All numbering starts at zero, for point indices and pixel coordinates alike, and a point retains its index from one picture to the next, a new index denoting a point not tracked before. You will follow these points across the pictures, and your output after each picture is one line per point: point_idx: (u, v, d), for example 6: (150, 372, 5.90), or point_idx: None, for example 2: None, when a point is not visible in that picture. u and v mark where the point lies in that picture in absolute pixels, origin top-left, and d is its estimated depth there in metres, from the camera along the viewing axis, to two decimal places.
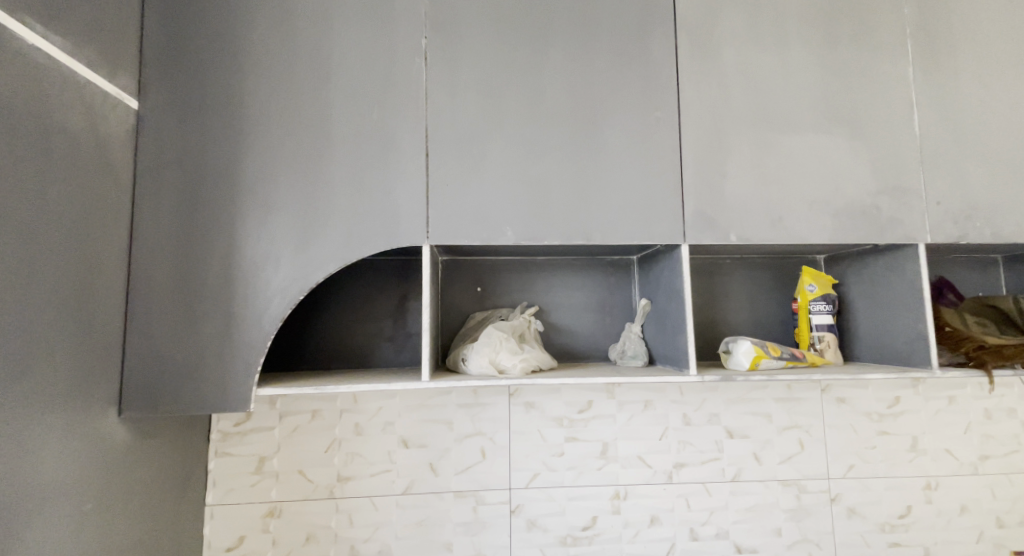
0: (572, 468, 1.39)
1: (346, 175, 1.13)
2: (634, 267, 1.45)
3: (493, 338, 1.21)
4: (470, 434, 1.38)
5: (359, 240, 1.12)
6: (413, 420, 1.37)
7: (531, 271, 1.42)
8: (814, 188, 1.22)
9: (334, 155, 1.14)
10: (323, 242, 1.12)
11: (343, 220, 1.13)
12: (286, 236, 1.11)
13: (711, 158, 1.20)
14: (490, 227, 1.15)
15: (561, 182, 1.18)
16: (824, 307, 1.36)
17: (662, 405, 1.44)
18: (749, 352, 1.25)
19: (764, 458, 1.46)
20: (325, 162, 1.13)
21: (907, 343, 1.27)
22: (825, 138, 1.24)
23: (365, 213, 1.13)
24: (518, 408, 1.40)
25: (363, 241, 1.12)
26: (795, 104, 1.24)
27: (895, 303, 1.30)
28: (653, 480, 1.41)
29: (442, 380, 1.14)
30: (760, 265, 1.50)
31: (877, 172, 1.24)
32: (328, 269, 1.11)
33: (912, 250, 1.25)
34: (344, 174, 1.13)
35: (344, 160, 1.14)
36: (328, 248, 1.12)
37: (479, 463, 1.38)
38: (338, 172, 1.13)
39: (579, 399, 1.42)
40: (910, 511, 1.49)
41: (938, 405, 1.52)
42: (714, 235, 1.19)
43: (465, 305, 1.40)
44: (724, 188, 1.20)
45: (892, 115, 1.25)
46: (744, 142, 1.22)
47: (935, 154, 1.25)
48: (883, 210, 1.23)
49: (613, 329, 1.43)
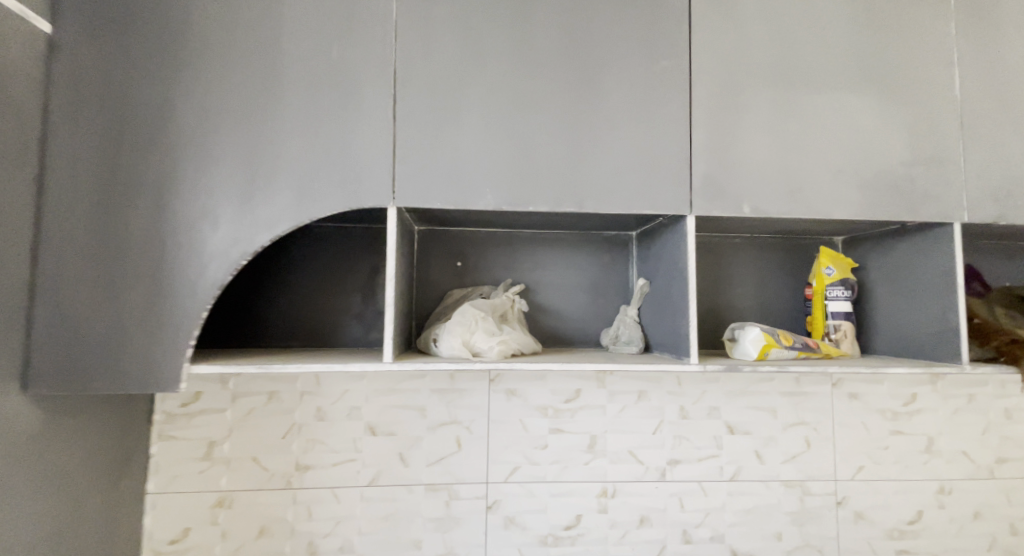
0: (556, 462, 1.26)
1: (301, 126, 0.98)
2: (632, 244, 1.30)
3: (468, 317, 1.08)
4: (445, 422, 1.24)
5: (314, 201, 0.97)
6: (382, 406, 1.24)
7: (518, 245, 1.28)
8: (839, 155, 1.07)
9: (286, 98, 0.98)
10: (271, 200, 0.97)
11: (295, 176, 0.97)
12: (229, 191, 0.96)
13: (723, 119, 1.05)
14: (468, 189, 1.01)
15: (556, 143, 1.02)
16: (842, 293, 1.22)
17: (657, 396, 1.30)
18: (758, 340, 1.11)
19: (766, 456, 1.33)
20: (275, 106, 0.98)
21: (935, 335, 1.14)
22: (854, 99, 1.08)
23: (321, 167, 0.98)
24: (499, 396, 1.26)
25: (318, 200, 0.98)
26: (820, 60, 1.08)
27: (925, 290, 1.17)
28: (645, 478, 1.29)
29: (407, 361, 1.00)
30: (770, 246, 1.36)
31: (913, 140, 1.08)
32: (276, 231, 0.97)
33: (948, 230, 1.11)
34: (296, 122, 0.98)
35: (297, 107, 0.98)
36: (277, 208, 0.97)
37: (454, 454, 1.24)
38: (291, 120, 0.98)
39: (566, 387, 1.27)
40: (921, 516, 1.38)
41: (957, 404, 1.40)
42: (724, 205, 1.04)
43: (442, 280, 1.25)
44: (738, 152, 1.05)
45: (931, 75, 1.09)
46: (761, 99, 1.06)
47: (980, 121, 1.09)
48: (918, 183, 1.08)
49: (607, 312, 1.29)
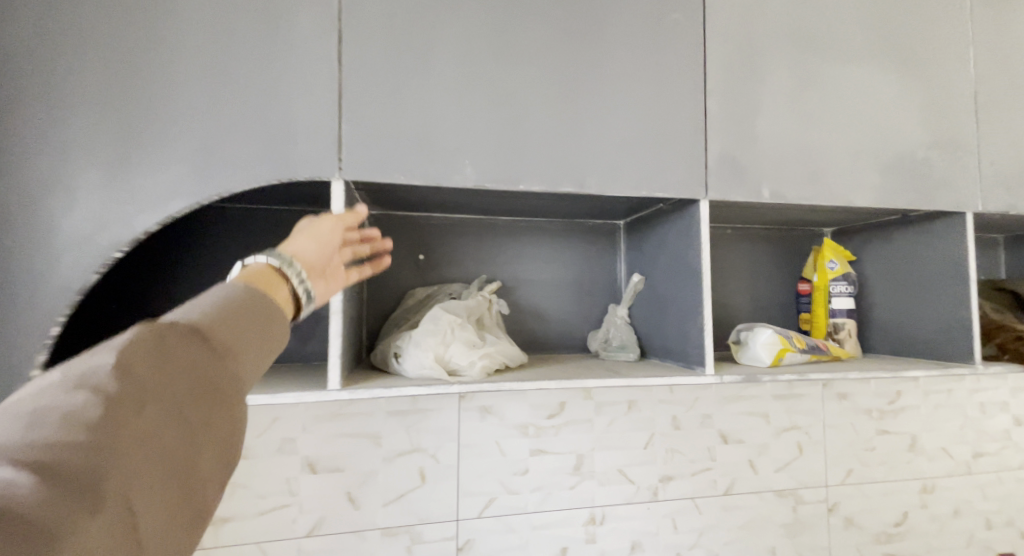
0: (538, 490, 1.08)
1: (206, 69, 0.72)
2: (620, 234, 1.14)
3: (442, 326, 0.84)
4: (405, 451, 1.02)
5: (225, 171, 0.72)
6: (326, 435, 1.00)
7: (492, 236, 1.08)
8: (860, 135, 0.95)
9: (185, 32, 0.72)
10: (160, 167, 0.71)
11: (197, 134, 0.72)
12: (97, 155, 0.70)
13: (741, 88, 0.90)
14: (443, 161, 0.79)
15: (549, 107, 0.83)
16: (844, 289, 1.12)
17: (648, 406, 1.15)
18: (772, 343, 0.97)
19: (760, 466, 1.22)
20: (167, 41, 0.72)
21: (942, 332, 1.06)
22: (874, 73, 0.96)
23: (235, 125, 0.73)
24: (471, 415, 1.05)
25: (232, 168, 0.72)
26: (839, 26, 0.96)
27: (931, 284, 1.08)
28: (635, 499, 1.13)
29: (361, 387, 0.77)
30: (762, 237, 1.25)
31: (930, 120, 0.98)
32: (168, 210, 0.71)
33: (958, 219, 1.02)
34: (199, 64, 0.72)
35: (202, 44, 0.73)
36: (168, 180, 0.71)
37: (416, 489, 1.03)
38: (191, 60, 0.72)
39: (548, 401, 1.09)
40: (906, 518, 1.32)
41: (937, 400, 1.36)
42: (743, 189, 0.89)
43: (401, 278, 1.03)
44: (756, 128, 0.90)
45: (948, 51, 1.00)
46: (780, 68, 0.92)
47: (992, 102, 1.02)
48: (936, 167, 0.98)
49: (593, 313, 1.12)
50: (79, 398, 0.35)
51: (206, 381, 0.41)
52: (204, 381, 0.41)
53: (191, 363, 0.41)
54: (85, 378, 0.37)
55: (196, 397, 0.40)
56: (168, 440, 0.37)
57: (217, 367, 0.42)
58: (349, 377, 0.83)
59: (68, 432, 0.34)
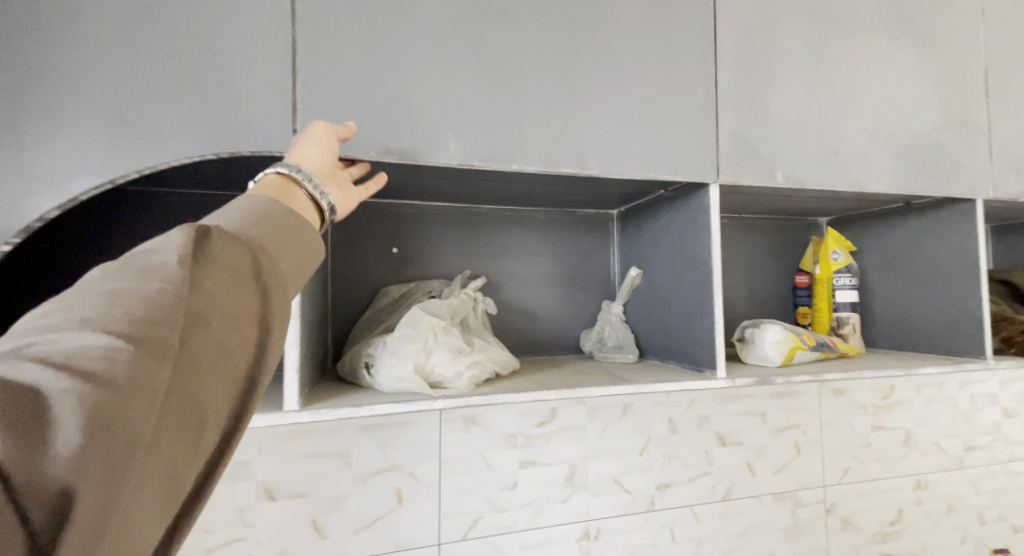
0: (528, 505, 0.98)
1: (118, 18, 0.59)
2: (614, 224, 1.05)
3: (422, 331, 0.73)
4: (380, 470, 0.91)
5: (142, 144, 0.60)
6: (289, 455, 0.87)
7: (475, 225, 0.97)
8: (874, 115, 0.88)
9: None
10: (60, 138, 0.58)
11: (108, 98, 0.59)
12: None
13: (753, 61, 0.82)
14: (424, 134, 0.68)
15: (543, 75, 0.72)
16: (848, 281, 1.05)
17: (645, 409, 1.07)
18: (781, 342, 0.89)
19: (758, 468, 1.16)
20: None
21: (950, 325, 1.00)
22: (887, 48, 0.89)
23: (158, 88, 0.60)
24: (453, 426, 0.95)
25: (155, 140, 0.60)
26: None
27: (937, 276, 1.02)
28: (632, 510, 1.05)
29: (328, 406, 0.66)
30: (759, 227, 1.18)
31: (944, 101, 0.92)
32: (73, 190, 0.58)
33: (968, 205, 0.96)
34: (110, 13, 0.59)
35: None
36: (71, 154, 0.58)
37: (394, 512, 0.91)
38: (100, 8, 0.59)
39: (539, 407, 0.99)
40: (901, 515, 1.29)
41: (930, 393, 1.32)
42: (756, 173, 0.81)
43: (373, 274, 0.91)
44: (768, 105, 0.82)
45: (961, 26, 0.94)
46: (793, 40, 0.84)
47: (1004, 82, 0.96)
48: (949, 151, 0.92)
49: (586, 309, 1.03)
50: (134, 297, 0.36)
51: (251, 282, 0.42)
52: (248, 283, 0.41)
53: (236, 263, 0.41)
54: (150, 266, 0.38)
55: (242, 303, 0.41)
56: (225, 333, 0.39)
57: (258, 268, 0.42)
58: (312, 393, 0.71)
59: (146, 309, 0.35)
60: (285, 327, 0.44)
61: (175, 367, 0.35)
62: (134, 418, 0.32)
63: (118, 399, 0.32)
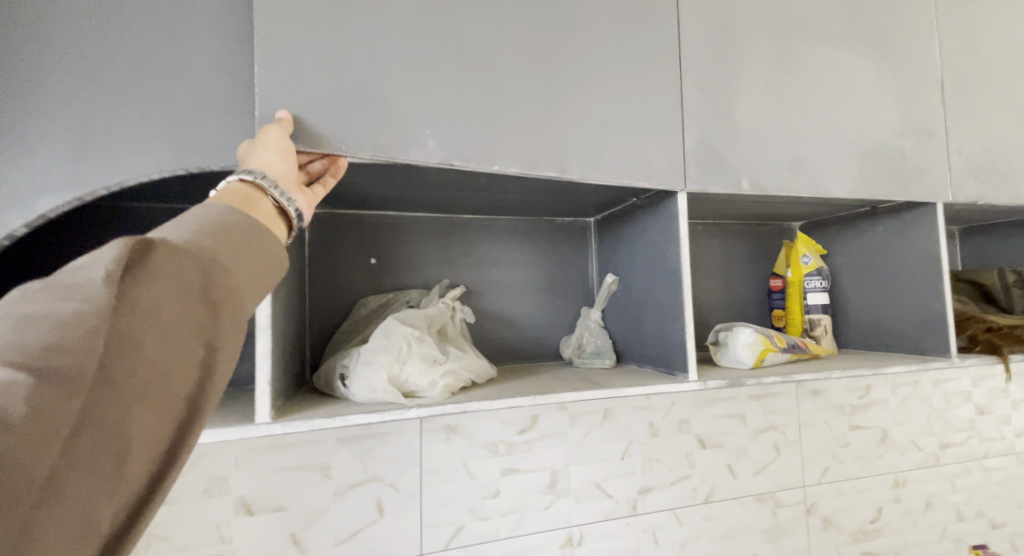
0: (510, 513, 0.99)
1: (92, 53, 0.65)
2: (592, 232, 1.07)
3: (396, 341, 0.74)
4: (361, 481, 0.91)
5: (108, 162, 0.64)
6: (269, 469, 0.88)
7: (454, 235, 0.99)
8: (837, 123, 0.91)
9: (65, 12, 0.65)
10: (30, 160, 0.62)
11: (78, 122, 0.64)
12: None
13: (718, 73, 0.84)
14: (410, 130, 0.69)
15: (516, 82, 0.74)
16: (819, 284, 1.08)
17: (625, 414, 1.08)
18: (753, 344, 0.92)
19: (739, 470, 1.18)
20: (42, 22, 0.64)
21: (917, 326, 1.03)
22: (848, 58, 0.93)
23: (129, 112, 0.65)
24: (434, 436, 0.95)
25: (123, 159, 0.65)
26: (812, 9, 0.91)
27: (904, 277, 1.05)
28: (615, 515, 1.06)
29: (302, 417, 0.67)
30: (734, 233, 1.20)
31: (903, 109, 0.96)
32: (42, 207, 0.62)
33: (928, 209, 1.00)
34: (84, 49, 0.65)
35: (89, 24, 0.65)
36: (39, 173, 0.62)
37: (375, 523, 0.92)
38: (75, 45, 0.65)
39: (519, 415, 1.01)
40: (881, 514, 1.31)
41: (905, 392, 1.35)
42: (722, 181, 0.84)
43: (353, 285, 0.92)
44: (733, 115, 0.85)
45: (917, 37, 0.98)
46: (757, 52, 0.87)
47: (961, 89, 1.00)
48: (908, 157, 0.95)
49: (565, 316, 1.04)
50: (58, 320, 0.38)
51: (193, 295, 0.44)
52: (190, 296, 0.43)
53: (175, 281, 0.43)
54: (79, 287, 0.40)
55: (185, 315, 0.43)
56: (161, 350, 0.41)
57: (201, 283, 0.44)
58: (286, 405, 0.72)
59: (69, 338, 0.38)
60: (236, 331, 0.46)
61: (92, 393, 0.38)
62: (31, 456, 0.35)
63: (35, 422, 0.35)
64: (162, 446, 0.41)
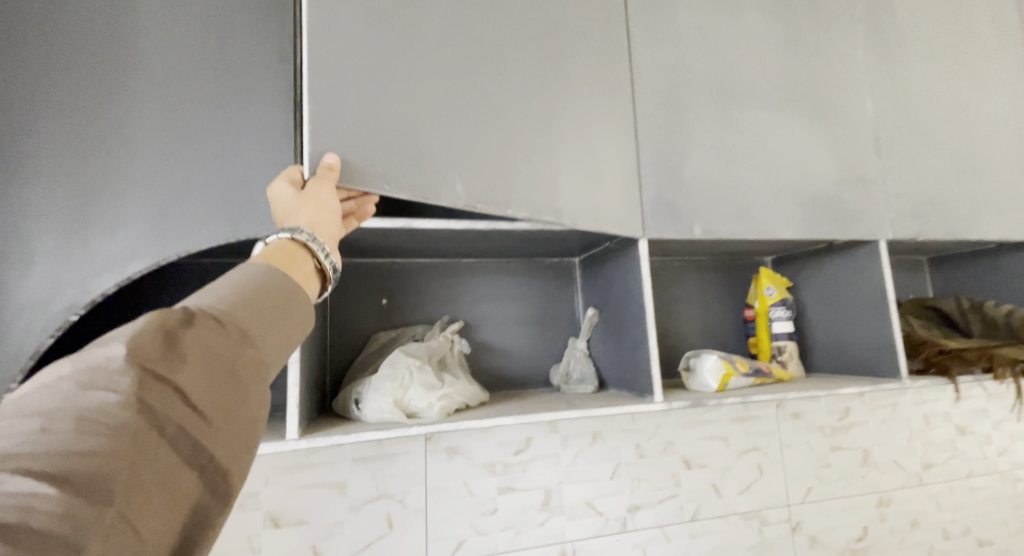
0: (508, 528, 1.10)
1: (164, 144, 0.80)
2: (576, 270, 1.21)
3: (399, 370, 0.88)
4: (373, 498, 1.03)
5: (176, 232, 0.78)
6: (293, 487, 1.00)
7: (454, 277, 1.13)
8: (780, 174, 1.05)
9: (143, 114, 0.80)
10: (115, 234, 0.77)
11: (153, 199, 0.79)
12: (50, 223, 0.76)
13: (670, 137, 1.00)
14: (434, 174, 0.84)
15: (521, 137, 0.89)
16: (784, 313, 1.19)
17: (612, 436, 1.19)
18: (717, 369, 1.04)
19: (724, 489, 1.26)
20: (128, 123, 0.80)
21: (872, 349, 1.14)
22: (787, 119, 1.08)
23: (191, 192, 0.80)
24: (438, 457, 1.08)
25: (189, 228, 0.79)
26: (753, 79, 1.07)
27: (858, 306, 1.16)
28: (605, 531, 1.16)
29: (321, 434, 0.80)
30: (708, 269, 1.33)
31: (840, 159, 1.09)
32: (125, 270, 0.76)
33: (873, 244, 1.12)
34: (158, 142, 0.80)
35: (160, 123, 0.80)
36: (124, 244, 0.77)
37: (386, 536, 1.03)
38: (151, 140, 0.80)
39: (514, 437, 1.12)
40: (867, 532, 1.37)
41: (884, 415, 1.43)
42: (677, 228, 0.97)
43: (367, 322, 1.07)
44: (685, 172, 0.99)
45: (850, 98, 1.12)
46: (704, 118, 1.02)
47: (894, 140, 1.13)
48: (847, 201, 1.08)
49: (554, 347, 1.17)
50: (89, 410, 0.39)
51: (226, 372, 0.46)
52: (223, 373, 0.45)
53: (207, 361, 0.45)
54: (99, 372, 0.41)
55: (220, 390, 0.45)
56: (195, 428, 0.42)
57: (231, 360, 0.46)
58: (309, 425, 0.86)
59: (103, 426, 0.38)
60: (266, 402, 0.48)
61: (130, 475, 0.38)
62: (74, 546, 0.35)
63: (76, 517, 0.35)
64: (200, 520, 0.42)
